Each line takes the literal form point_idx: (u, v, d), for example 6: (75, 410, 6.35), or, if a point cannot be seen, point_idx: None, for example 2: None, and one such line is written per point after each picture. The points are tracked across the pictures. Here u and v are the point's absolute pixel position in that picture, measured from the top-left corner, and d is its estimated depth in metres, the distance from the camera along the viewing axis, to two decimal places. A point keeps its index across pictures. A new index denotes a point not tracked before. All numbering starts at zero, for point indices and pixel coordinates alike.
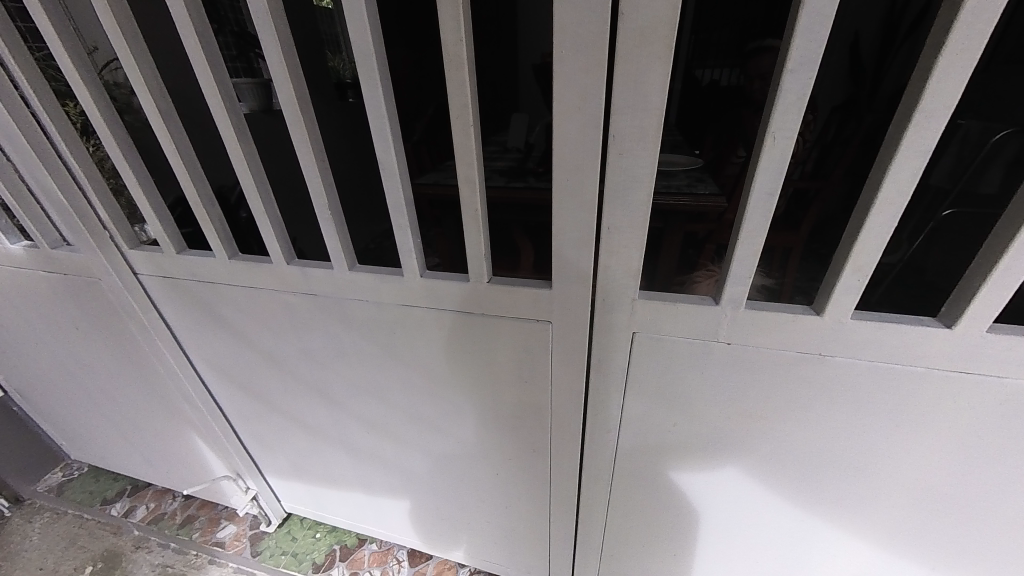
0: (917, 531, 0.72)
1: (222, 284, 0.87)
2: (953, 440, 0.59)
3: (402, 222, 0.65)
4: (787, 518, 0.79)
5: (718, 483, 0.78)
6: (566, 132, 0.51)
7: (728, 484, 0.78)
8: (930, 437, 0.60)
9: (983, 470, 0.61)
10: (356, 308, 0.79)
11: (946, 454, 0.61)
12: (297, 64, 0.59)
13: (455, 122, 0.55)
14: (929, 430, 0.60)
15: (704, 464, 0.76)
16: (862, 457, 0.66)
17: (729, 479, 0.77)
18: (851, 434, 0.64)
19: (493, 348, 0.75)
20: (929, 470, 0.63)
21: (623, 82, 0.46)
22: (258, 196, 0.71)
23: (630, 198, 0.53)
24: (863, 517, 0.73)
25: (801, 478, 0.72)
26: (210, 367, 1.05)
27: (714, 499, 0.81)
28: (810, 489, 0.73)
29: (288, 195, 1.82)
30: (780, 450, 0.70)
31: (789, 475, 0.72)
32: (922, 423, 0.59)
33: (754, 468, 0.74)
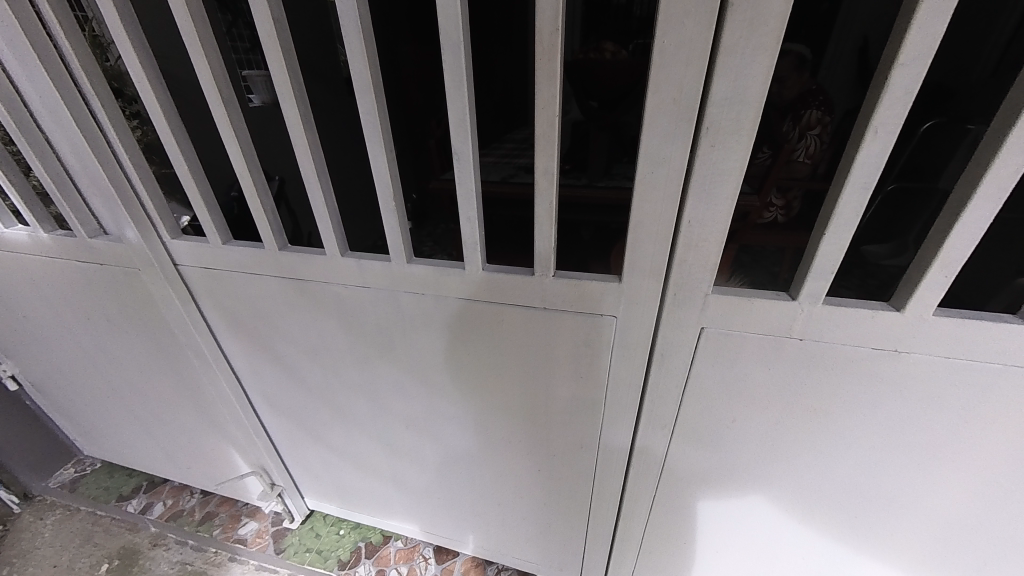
0: (954, 544, 0.74)
1: (269, 277, 0.85)
2: (967, 469, 0.64)
3: (471, 215, 0.64)
4: (819, 534, 0.81)
5: (752, 499, 0.81)
6: (657, 126, 0.50)
7: (754, 506, 0.82)
8: (953, 464, 0.65)
9: (1005, 494, 0.65)
10: (410, 300, 0.78)
11: (959, 482, 0.66)
12: (375, 54, 0.58)
13: (540, 113, 0.54)
14: (954, 456, 0.64)
15: (732, 489, 0.81)
16: (880, 486, 0.70)
17: (754, 500, 0.81)
18: (887, 456, 0.67)
19: (550, 343, 0.75)
20: (942, 497, 0.69)
21: (724, 75, 0.46)
22: (318, 186, 0.70)
23: (716, 192, 0.53)
24: (896, 529, 0.75)
25: (818, 506, 0.77)
26: (245, 359, 1.03)
27: (751, 513, 0.83)
28: (827, 517, 0.78)
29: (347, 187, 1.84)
30: (819, 468, 0.72)
31: (817, 492, 0.75)
32: (959, 439, 0.62)
33: (775, 497, 0.79)
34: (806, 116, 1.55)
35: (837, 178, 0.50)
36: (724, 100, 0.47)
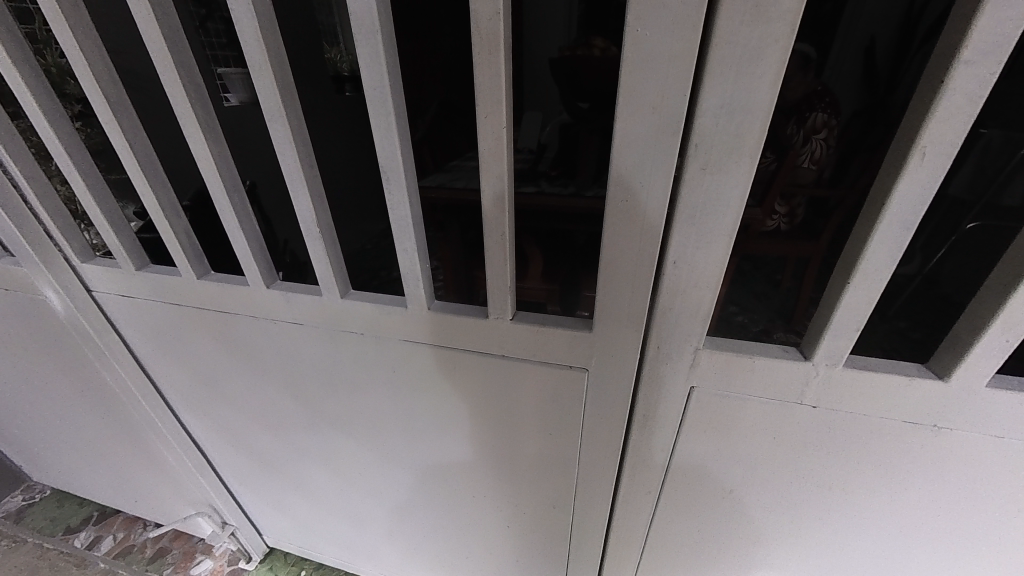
0: None
1: (192, 308, 0.73)
2: (1008, 563, 0.53)
3: (410, 247, 0.52)
4: None
5: None
6: (632, 141, 0.38)
7: None
8: (991, 556, 0.53)
9: None
10: (350, 341, 0.66)
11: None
12: (279, 46, 0.45)
13: (483, 122, 0.41)
14: (994, 548, 0.52)
15: (727, 564, 0.69)
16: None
17: None
18: (911, 544, 0.55)
19: (513, 394, 0.63)
20: None
21: (719, 75, 0.34)
22: (230, 208, 0.58)
23: (709, 227, 0.41)
24: None
25: None
26: (179, 396, 0.91)
27: None
28: None
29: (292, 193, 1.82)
30: (830, 551, 0.60)
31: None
32: (1003, 532, 0.51)
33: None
34: (812, 119, 1.43)
35: (867, 212, 0.38)
36: (721, 108, 0.35)
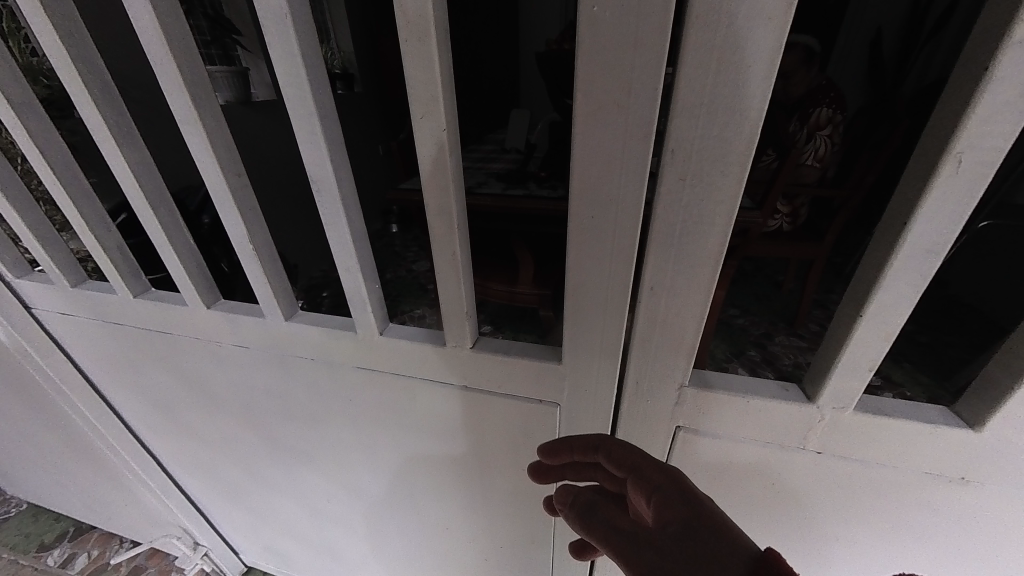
0: None
1: (134, 329, 0.67)
2: None
3: (352, 267, 0.45)
4: None
5: None
6: (594, 147, 0.31)
7: None
8: None
9: None
10: (301, 366, 0.59)
11: None
12: (187, 37, 0.38)
13: (419, 124, 0.35)
14: None
15: None
16: None
17: None
18: None
19: (480, 427, 0.56)
20: None
21: (697, 66, 0.27)
22: (156, 222, 0.51)
23: (691, 248, 0.34)
24: None
25: None
26: (134, 419, 0.84)
27: None
28: None
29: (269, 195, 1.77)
30: None
31: None
32: None
33: None
34: (815, 114, 1.35)
35: (883, 232, 0.31)
36: (702, 106, 0.28)
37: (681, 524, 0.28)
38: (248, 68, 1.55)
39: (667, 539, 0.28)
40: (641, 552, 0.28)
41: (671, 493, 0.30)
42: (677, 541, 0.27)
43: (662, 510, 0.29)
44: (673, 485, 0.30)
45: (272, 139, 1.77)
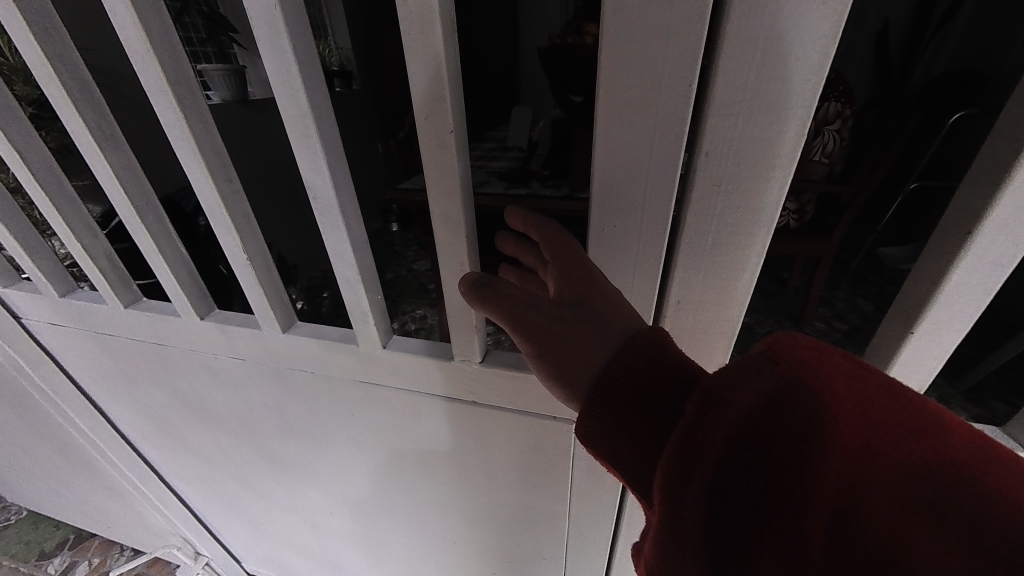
0: None
1: (125, 340, 0.64)
2: None
3: (353, 278, 0.42)
4: None
5: None
6: (618, 150, 0.28)
7: None
8: None
9: None
10: (300, 380, 0.56)
11: None
12: (170, 34, 0.35)
13: (423, 126, 0.31)
14: None
15: None
16: None
17: None
18: None
19: (489, 443, 0.53)
20: None
21: (737, 58, 0.24)
22: (144, 231, 0.48)
23: (724, 259, 0.30)
24: None
25: None
26: (130, 430, 0.82)
27: None
28: None
29: (265, 194, 1.74)
30: None
31: None
32: None
33: None
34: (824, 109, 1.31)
35: (938, 242, 0.28)
36: (742, 104, 0.25)
37: (577, 297, 0.30)
38: (244, 66, 1.51)
39: (563, 308, 0.30)
40: (536, 316, 0.30)
41: (573, 274, 0.31)
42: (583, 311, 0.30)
43: (563, 289, 0.31)
44: (580, 268, 0.31)
45: (268, 139, 1.73)
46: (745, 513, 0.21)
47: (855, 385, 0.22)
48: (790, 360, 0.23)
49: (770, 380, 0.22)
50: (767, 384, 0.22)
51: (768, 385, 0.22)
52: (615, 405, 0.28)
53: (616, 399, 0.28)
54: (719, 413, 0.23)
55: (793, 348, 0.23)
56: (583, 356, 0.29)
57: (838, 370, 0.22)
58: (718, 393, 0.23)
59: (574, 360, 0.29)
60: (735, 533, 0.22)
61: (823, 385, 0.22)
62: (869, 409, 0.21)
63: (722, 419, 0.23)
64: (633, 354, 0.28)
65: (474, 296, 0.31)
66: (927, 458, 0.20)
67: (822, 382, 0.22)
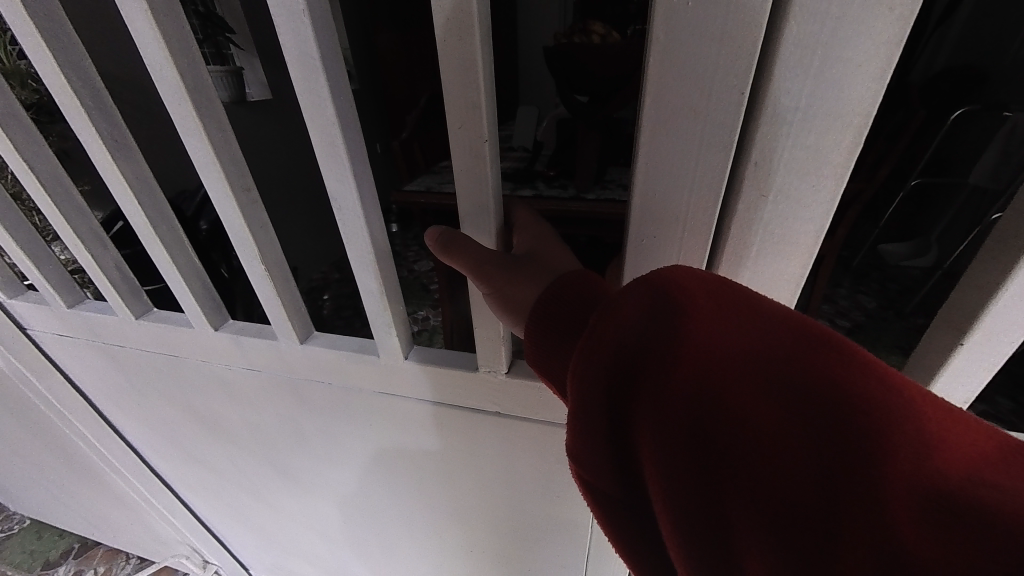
0: None
1: (134, 350, 0.63)
2: None
3: (376, 289, 0.41)
4: None
5: None
6: (661, 160, 0.27)
7: None
8: None
9: None
10: (316, 390, 0.55)
11: None
12: (188, 40, 0.34)
13: (454, 134, 0.30)
14: None
15: None
16: None
17: None
18: None
19: (511, 453, 0.52)
20: None
21: (792, 65, 0.23)
22: (157, 241, 0.47)
23: (768, 270, 0.30)
24: None
25: None
26: (138, 441, 0.80)
27: None
28: None
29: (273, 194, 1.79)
30: None
31: None
32: None
33: None
34: None
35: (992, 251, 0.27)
36: (796, 113, 0.24)
37: (527, 251, 0.36)
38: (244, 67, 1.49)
39: (513, 257, 0.35)
40: (490, 261, 0.35)
41: (525, 235, 0.37)
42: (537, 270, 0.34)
43: (520, 244, 0.37)
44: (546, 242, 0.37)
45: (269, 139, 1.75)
46: (630, 412, 0.23)
47: (724, 300, 0.24)
48: (669, 280, 0.25)
49: (651, 296, 0.25)
50: (649, 299, 0.25)
51: (648, 300, 0.25)
52: (549, 333, 0.31)
53: (544, 327, 0.31)
54: (607, 325, 0.25)
55: (675, 273, 0.26)
56: (525, 292, 0.34)
57: (711, 288, 0.25)
58: (610, 310, 0.26)
59: (517, 296, 0.34)
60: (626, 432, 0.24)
61: (692, 297, 0.24)
62: (734, 317, 0.23)
63: (609, 330, 0.25)
64: (557, 291, 0.32)
65: (437, 244, 0.34)
66: (782, 354, 0.21)
67: (693, 295, 0.24)
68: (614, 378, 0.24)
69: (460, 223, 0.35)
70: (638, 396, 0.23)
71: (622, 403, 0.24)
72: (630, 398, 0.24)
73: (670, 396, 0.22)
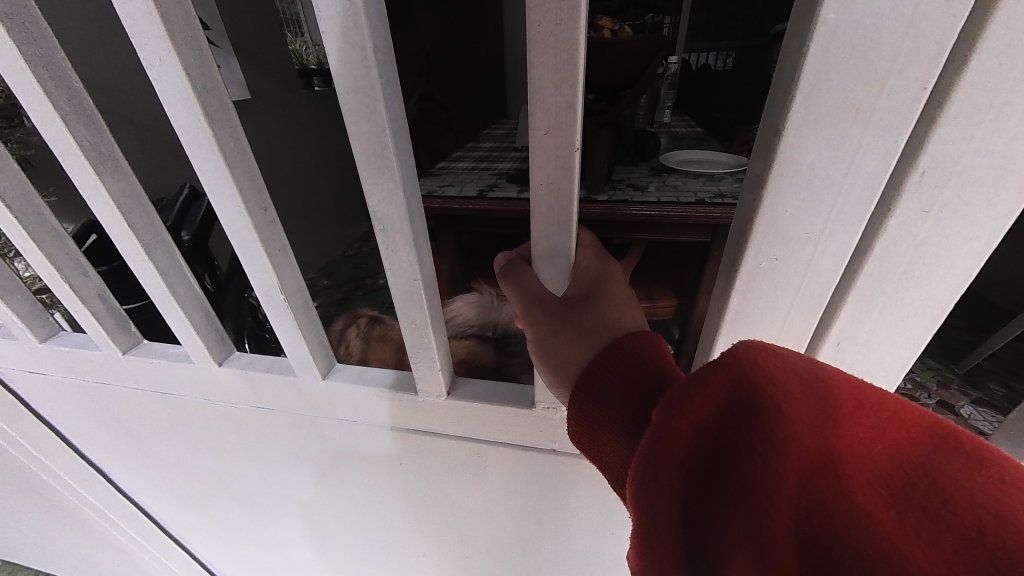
0: None
1: (122, 388, 0.55)
2: None
3: (421, 320, 0.36)
4: None
5: None
6: (801, 170, 0.23)
7: None
8: None
9: None
10: (338, 430, 0.49)
11: None
12: (196, 30, 0.28)
13: (539, 141, 0.25)
14: None
15: None
16: None
17: None
18: None
19: (562, 491, 0.47)
20: None
21: (990, 58, 0.18)
22: (153, 268, 0.40)
23: (911, 295, 0.25)
24: None
25: None
26: (130, 483, 0.72)
27: None
28: None
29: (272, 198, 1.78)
30: None
31: None
32: None
33: None
34: None
35: None
36: (985, 114, 0.20)
37: (581, 295, 0.30)
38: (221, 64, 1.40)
39: (565, 302, 0.30)
40: (540, 306, 0.31)
41: (585, 270, 0.31)
42: (588, 319, 0.30)
43: (573, 285, 0.31)
44: (606, 280, 0.31)
45: (254, 141, 1.68)
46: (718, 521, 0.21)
47: (818, 388, 0.21)
48: (752, 368, 0.22)
49: (736, 389, 0.22)
50: (729, 391, 0.22)
51: (730, 394, 0.22)
52: (592, 407, 0.28)
53: (595, 399, 0.28)
54: (681, 423, 0.22)
55: (755, 356, 0.22)
56: (572, 351, 0.30)
57: (799, 374, 0.21)
58: (684, 404, 0.22)
59: (563, 354, 0.30)
60: (710, 536, 0.22)
61: (786, 392, 0.21)
62: (833, 411, 0.20)
63: (684, 428, 0.22)
64: (619, 352, 0.28)
65: (501, 272, 0.33)
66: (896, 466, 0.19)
67: (787, 389, 0.21)
68: (693, 479, 0.22)
69: (535, 252, 0.31)
70: (728, 505, 0.21)
71: (705, 507, 0.22)
72: (715, 503, 0.22)
73: (771, 513, 0.20)
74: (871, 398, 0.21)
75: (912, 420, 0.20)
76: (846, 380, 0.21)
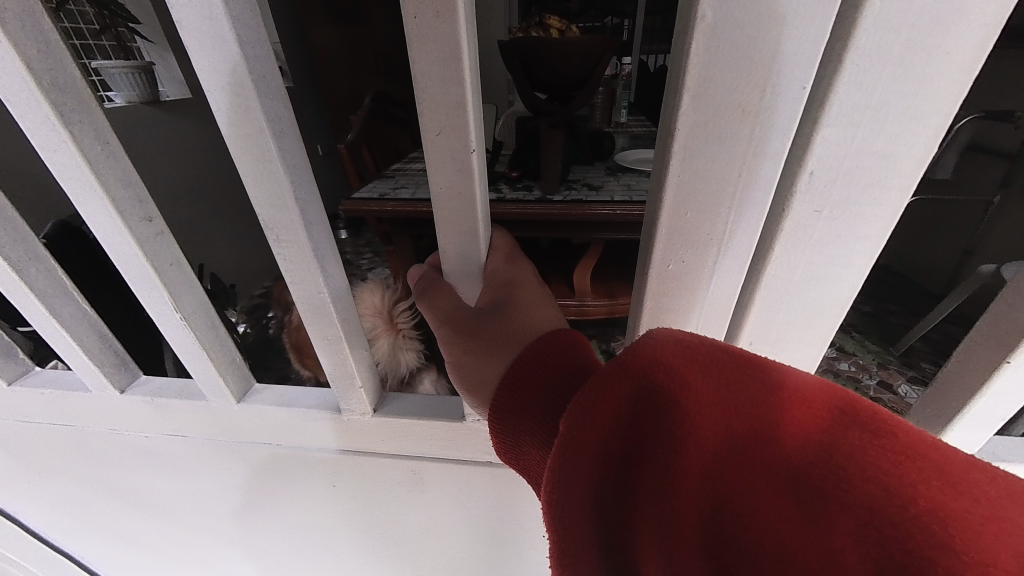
0: None
1: (15, 422, 0.49)
2: None
3: (335, 335, 0.33)
4: None
5: None
6: (698, 170, 0.22)
7: None
8: None
9: None
10: (263, 454, 0.46)
11: None
12: (39, 19, 0.24)
13: (433, 138, 0.23)
14: None
15: None
16: None
17: None
18: None
19: (504, 503, 0.46)
20: None
21: (864, 59, 0.18)
22: (29, 289, 0.35)
23: (812, 293, 0.26)
24: None
25: None
26: (39, 522, 0.65)
27: None
28: None
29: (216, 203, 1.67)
30: None
31: None
32: None
33: None
34: None
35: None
36: (866, 113, 0.20)
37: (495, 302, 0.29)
38: (149, 61, 1.30)
39: (480, 311, 0.29)
40: (455, 318, 0.29)
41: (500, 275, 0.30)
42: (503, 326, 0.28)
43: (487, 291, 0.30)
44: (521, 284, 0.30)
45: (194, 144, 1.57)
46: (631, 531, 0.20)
47: (716, 379, 0.20)
48: (651, 363, 0.21)
49: (636, 387, 0.21)
50: (630, 390, 0.21)
51: (633, 392, 0.21)
52: (513, 419, 0.26)
53: (513, 408, 0.26)
54: (587, 429, 0.21)
55: (654, 352, 0.21)
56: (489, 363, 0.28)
57: (697, 366, 0.21)
58: (588, 409, 0.21)
59: (481, 368, 0.29)
60: (628, 547, 0.20)
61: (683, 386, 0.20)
62: (732, 400, 0.20)
63: (590, 433, 0.21)
64: (535, 360, 0.26)
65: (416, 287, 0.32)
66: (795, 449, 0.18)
67: (685, 383, 0.20)
68: (606, 488, 0.21)
69: (446, 261, 0.29)
70: (635, 510, 0.20)
71: (619, 517, 0.21)
72: (625, 510, 0.20)
73: (673, 513, 0.19)
74: (767, 381, 0.20)
75: (810, 400, 0.19)
76: (745, 366, 0.21)
